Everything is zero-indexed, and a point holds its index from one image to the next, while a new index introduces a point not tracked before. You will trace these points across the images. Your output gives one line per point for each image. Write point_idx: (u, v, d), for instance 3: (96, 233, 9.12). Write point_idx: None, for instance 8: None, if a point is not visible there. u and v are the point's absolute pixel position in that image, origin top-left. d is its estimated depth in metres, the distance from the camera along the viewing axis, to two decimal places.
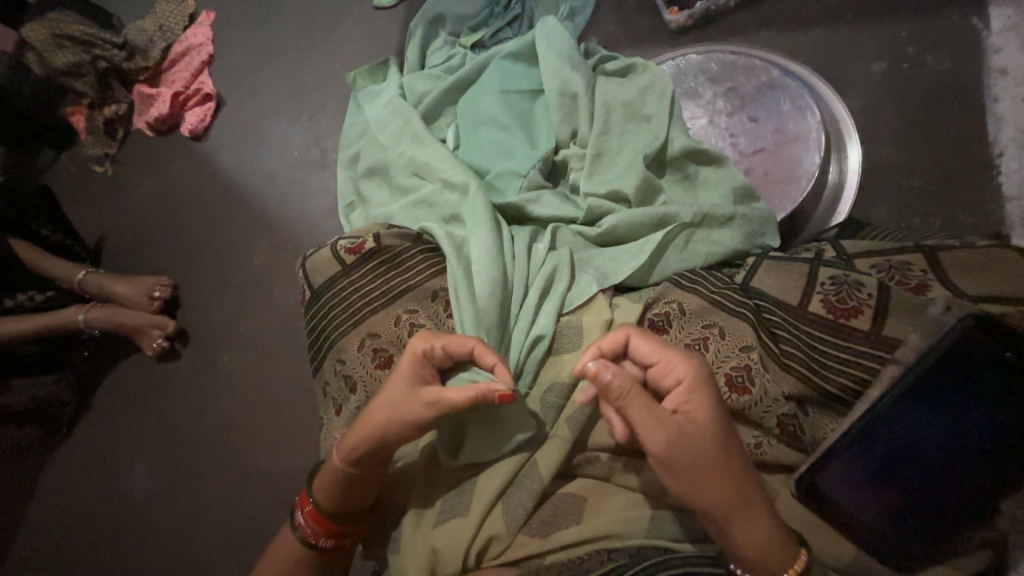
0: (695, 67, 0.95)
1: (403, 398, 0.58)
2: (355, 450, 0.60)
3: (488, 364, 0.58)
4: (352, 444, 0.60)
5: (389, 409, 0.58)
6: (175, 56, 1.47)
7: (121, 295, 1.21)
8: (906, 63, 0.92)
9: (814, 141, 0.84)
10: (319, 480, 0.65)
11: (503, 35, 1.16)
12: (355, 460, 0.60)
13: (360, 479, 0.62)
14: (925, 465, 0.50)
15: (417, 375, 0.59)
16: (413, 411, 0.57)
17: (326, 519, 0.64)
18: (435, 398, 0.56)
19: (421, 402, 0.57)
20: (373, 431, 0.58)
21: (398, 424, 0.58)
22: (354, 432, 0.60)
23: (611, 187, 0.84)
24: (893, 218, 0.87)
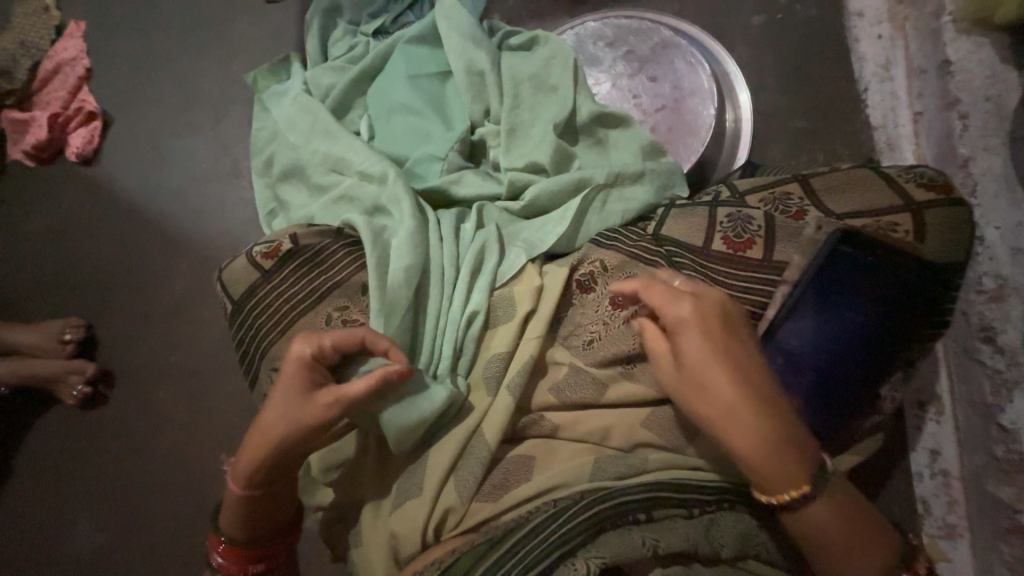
0: (593, 34, 0.98)
1: (296, 406, 0.58)
2: (254, 471, 0.59)
3: (381, 349, 0.60)
4: (248, 466, 0.59)
5: (281, 417, 0.58)
6: (45, 74, 1.32)
7: (26, 344, 1.11)
8: (780, 14, 0.99)
9: (708, 94, 0.90)
10: (224, 511, 0.63)
11: (404, 19, 1.13)
12: (255, 481, 0.60)
13: (266, 499, 0.62)
14: (823, 361, 0.57)
15: (307, 381, 0.59)
16: (310, 417, 0.58)
17: (241, 546, 0.64)
18: (335, 397, 0.57)
19: (319, 404, 0.58)
20: (270, 445, 0.58)
21: (296, 434, 0.58)
22: (250, 452, 0.59)
23: (528, 159, 0.86)
24: (786, 157, 0.95)
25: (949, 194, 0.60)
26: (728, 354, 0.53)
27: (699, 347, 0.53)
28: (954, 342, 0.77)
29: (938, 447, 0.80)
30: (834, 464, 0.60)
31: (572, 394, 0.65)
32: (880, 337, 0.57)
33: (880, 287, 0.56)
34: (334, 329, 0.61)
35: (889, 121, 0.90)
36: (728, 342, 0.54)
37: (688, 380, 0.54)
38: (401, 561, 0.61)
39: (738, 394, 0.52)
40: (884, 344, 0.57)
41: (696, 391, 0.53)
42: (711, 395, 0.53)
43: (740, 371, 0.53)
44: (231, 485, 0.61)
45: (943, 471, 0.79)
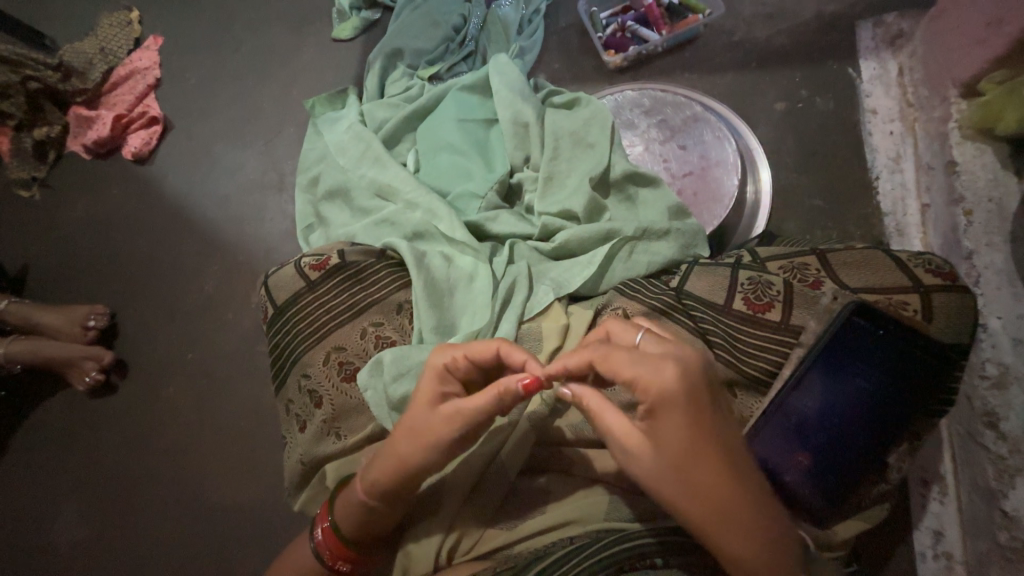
0: (630, 101, 1.08)
1: (422, 418, 0.55)
2: (380, 481, 0.57)
3: (517, 361, 0.55)
4: (374, 479, 0.57)
5: (406, 428, 0.55)
6: (118, 79, 1.44)
7: (50, 326, 1.13)
8: (800, 103, 1.09)
9: (732, 166, 0.98)
10: (340, 497, 0.63)
11: (458, 69, 1.24)
12: (380, 490, 0.57)
13: (383, 510, 0.59)
14: (830, 426, 0.60)
15: (438, 393, 0.56)
16: (434, 433, 0.54)
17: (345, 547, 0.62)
18: (454, 409, 0.53)
19: (441, 417, 0.54)
20: (394, 459, 0.56)
21: (421, 450, 0.54)
22: (381, 464, 0.57)
23: (562, 207, 0.93)
24: (800, 232, 1.02)
25: (955, 281, 0.65)
26: (696, 434, 0.46)
27: (671, 422, 0.46)
28: (957, 423, 0.80)
29: (941, 527, 0.81)
30: (841, 528, 0.62)
31: (589, 432, 0.67)
32: (886, 407, 0.60)
33: (885, 360, 0.60)
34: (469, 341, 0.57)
35: (899, 209, 0.97)
36: (702, 413, 0.47)
37: (643, 457, 0.49)
38: None
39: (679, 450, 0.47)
40: (890, 414, 0.60)
41: (647, 466, 0.49)
42: (660, 470, 0.48)
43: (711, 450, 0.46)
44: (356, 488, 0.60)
45: (946, 552, 0.80)
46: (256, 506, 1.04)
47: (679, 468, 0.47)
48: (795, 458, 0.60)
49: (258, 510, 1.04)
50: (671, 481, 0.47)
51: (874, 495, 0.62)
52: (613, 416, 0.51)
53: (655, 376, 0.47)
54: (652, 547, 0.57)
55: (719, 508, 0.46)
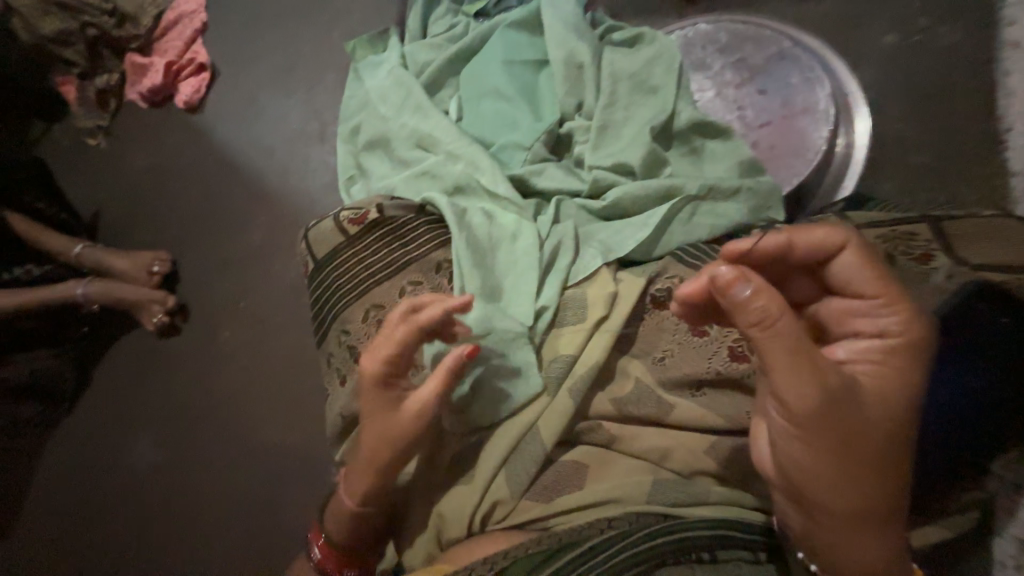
0: (703, 37, 0.93)
1: (385, 421, 0.60)
2: (363, 484, 0.62)
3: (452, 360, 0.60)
4: (358, 485, 0.62)
5: (376, 434, 0.60)
6: (167, 26, 1.42)
7: (119, 271, 1.16)
8: (917, 36, 0.93)
9: (823, 114, 0.84)
10: (327, 512, 0.68)
11: (507, 2, 1.12)
12: (365, 493, 0.62)
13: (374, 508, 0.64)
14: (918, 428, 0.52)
15: (390, 398, 0.60)
16: (404, 430, 0.60)
17: (340, 548, 0.67)
18: (415, 402, 0.59)
19: (405, 416, 0.60)
20: (375, 465, 0.61)
21: (397, 447, 0.60)
22: (358, 470, 0.62)
23: (616, 159, 0.84)
24: (899, 195, 0.88)
25: None
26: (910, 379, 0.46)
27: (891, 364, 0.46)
28: None
29: None
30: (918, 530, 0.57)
31: (633, 408, 0.63)
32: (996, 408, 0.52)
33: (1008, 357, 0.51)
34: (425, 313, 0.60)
35: None
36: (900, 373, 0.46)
37: (867, 401, 0.45)
38: (442, 544, 0.62)
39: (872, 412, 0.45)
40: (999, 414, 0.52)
41: (849, 419, 0.44)
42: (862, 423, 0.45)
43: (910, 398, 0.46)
44: (343, 500, 0.64)
45: None
46: (304, 449, 1.08)
47: (890, 425, 0.45)
48: None
49: (306, 455, 1.07)
50: (879, 435, 0.45)
51: (959, 495, 0.56)
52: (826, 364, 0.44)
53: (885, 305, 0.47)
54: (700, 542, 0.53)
55: (896, 464, 0.46)
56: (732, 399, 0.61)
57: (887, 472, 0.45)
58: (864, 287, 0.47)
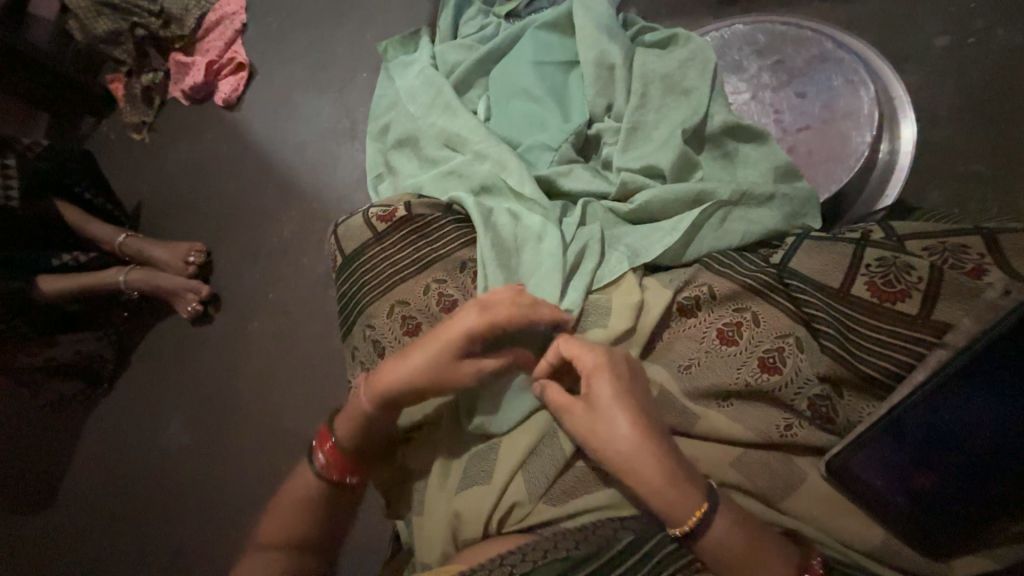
0: (740, 38, 0.91)
1: (446, 365, 0.61)
2: (391, 396, 0.63)
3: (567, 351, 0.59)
4: (382, 395, 0.63)
5: (430, 368, 0.61)
6: (210, 27, 1.47)
7: (158, 259, 1.21)
8: (973, 38, 0.89)
9: (866, 119, 0.80)
10: (342, 412, 0.68)
11: (538, 5, 1.13)
12: (386, 403, 0.64)
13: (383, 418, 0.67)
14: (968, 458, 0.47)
15: (464, 351, 0.61)
16: (454, 381, 0.62)
17: (346, 455, 0.68)
18: (477, 367, 0.62)
19: (463, 372, 0.62)
20: (410, 383, 0.62)
21: (438, 387, 0.63)
22: (393, 377, 0.62)
23: (645, 162, 0.82)
24: (945, 204, 0.85)
25: None
26: (621, 388, 0.56)
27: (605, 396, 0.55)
28: None
29: None
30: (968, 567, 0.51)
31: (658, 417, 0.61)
32: None
33: None
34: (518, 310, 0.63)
35: None
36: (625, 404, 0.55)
37: (592, 425, 0.55)
38: (459, 542, 0.62)
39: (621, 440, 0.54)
40: None
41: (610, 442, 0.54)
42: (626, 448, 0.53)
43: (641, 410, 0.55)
44: (361, 399, 0.65)
45: None
46: None
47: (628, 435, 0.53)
48: (910, 481, 0.51)
49: None
50: (620, 439, 0.53)
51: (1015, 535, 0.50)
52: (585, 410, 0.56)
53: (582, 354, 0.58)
54: (724, 559, 0.51)
55: (635, 445, 0.53)
56: (762, 411, 0.59)
57: (629, 464, 0.53)
58: (571, 340, 0.59)
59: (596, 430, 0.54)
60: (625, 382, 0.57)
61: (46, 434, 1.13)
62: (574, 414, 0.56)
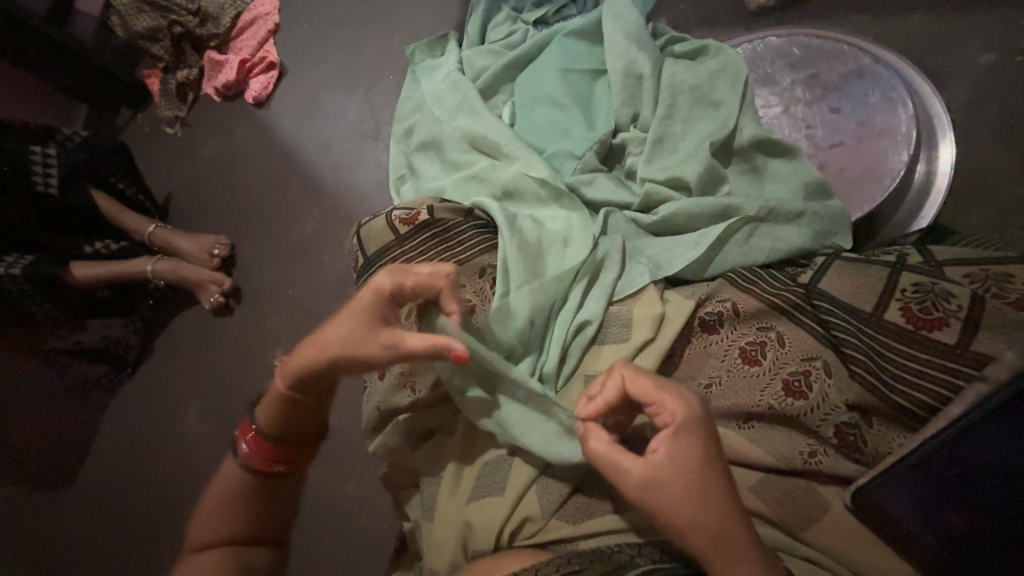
0: (773, 50, 0.89)
1: (359, 334, 0.57)
2: (303, 372, 0.59)
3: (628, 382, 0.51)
4: (298, 369, 0.59)
5: (342, 337, 0.57)
6: (243, 25, 1.51)
7: (184, 251, 1.24)
8: (1019, 56, 0.86)
9: (903, 136, 0.78)
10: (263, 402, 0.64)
11: (567, 12, 1.13)
12: (299, 381, 0.60)
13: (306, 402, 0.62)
14: (1009, 490, 0.44)
15: (378, 316, 0.58)
16: (365, 351, 0.57)
17: (268, 444, 0.63)
18: (393, 340, 0.56)
19: (375, 343, 0.56)
20: (322, 356, 0.58)
21: (350, 362, 0.57)
22: (303, 351, 0.59)
23: (671, 174, 0.81)
24: (985, 228, 0.82)
25: None
26: (705, 453, 0.46)
27: (684, 452, 0.46)
28: None
29: None
30: None
31: None
32: None
33: None
34: (419, 268, 0.60)
35: None
36: (702, 468, 0.46)
37: (665, 492, 0.45)
38: (469, 554, 0.61)
39: (687, 510, 0.45)
40: None
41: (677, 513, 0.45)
42: (693, 520, 0.45)
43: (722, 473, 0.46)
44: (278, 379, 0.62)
45: None
46: None
47: (705, 502, 0.45)
48: (942, 517, 0.49)
49: None
50: (697, 510, 0.45)
51: None
52: (652, 469, 0.46)
53: (660, 399, 0.49)
54: None
55: (717, 520, 0.45)
56: (784, 436, 0.57)
57: (712, 543, 0.44)
58: (643, 381, 0.50)
59: (679, 501, 0.45)
60: (709, 445, 0.47)
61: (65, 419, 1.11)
62: (648, 474, 0.46)
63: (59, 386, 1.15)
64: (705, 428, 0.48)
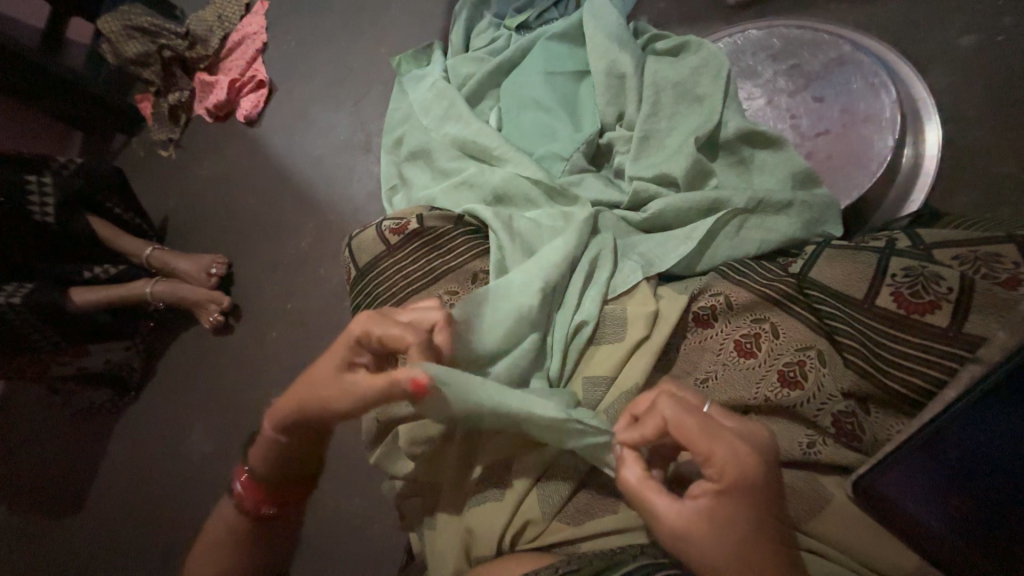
0: (754, 43, 0.90)
1: (327, 377, 0.57)
2: (283, 417, 0.60)
3: (670, 425, 0.47)
4: (280, 415, 0.61)
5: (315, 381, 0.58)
6: (232, 46, 1.53)
7: (182, 271, 1.24)
8: (1000, 36, 0.86)
9: (888, 121, 0.78)
10: (259, 450, 0.65)
11: (549, 15, 1.13)
12: (282, 426, 0.61)
13: (293, 445, 0.63)
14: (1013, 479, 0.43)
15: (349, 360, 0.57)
16: (328, 392, 0.56)
17: (262, 487, 0.65)
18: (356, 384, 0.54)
19: (337, 384, 0.56)
20: (297, 400, 0.58)
21: (315, 408, 0.57)
22: (284, 404, 0.60)
23: (658, 170, 0.81)
24: (976, 209, 0.81)
25: None
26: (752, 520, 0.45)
27: (730, 509, 0.45)
28: None
29: None
30: None
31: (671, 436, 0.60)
32: None
33: None
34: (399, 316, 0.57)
35: None
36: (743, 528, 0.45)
37: (700, 539, 0.45)
38: (472, 559, 0.62)
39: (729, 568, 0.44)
40: None
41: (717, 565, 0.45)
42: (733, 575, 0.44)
43: (760, 519, 0.45)
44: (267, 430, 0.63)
45: None
46: None
47: (746, 554, 0.44)
48: (945, 501, 0.48)
49: None
50: (732, 562, 0.44)
51: None
52: (694, 525, 0.45)
53: (706, 448, 0.46)
54: None
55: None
56: (783, 428, 0.57)
57: None
58: (688, 424, 0.46)
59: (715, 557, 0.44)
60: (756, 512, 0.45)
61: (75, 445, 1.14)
62: (684, 522, 0.46)
63: (65, 411, 1.18)
64: (755, 481, 0.45)
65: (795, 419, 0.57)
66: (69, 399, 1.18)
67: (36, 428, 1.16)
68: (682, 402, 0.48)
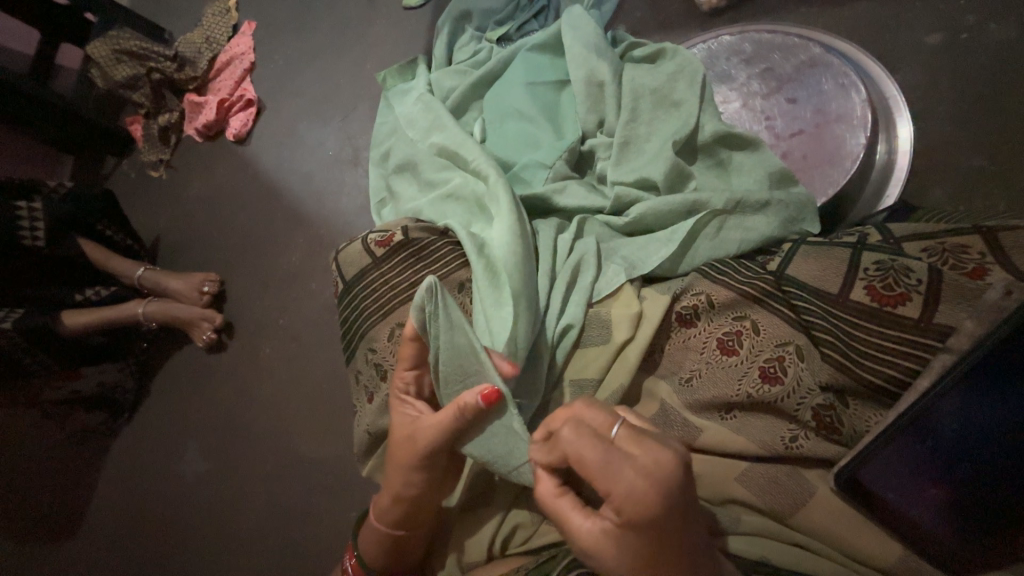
0: (727, 48, 0.92)
1: (402, 439, 0.59)
2: (387, 509, 0.61)
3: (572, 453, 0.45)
4: (387, 515, 0.61)
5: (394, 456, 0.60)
6: (220, 67, 1.55)
7: (175, 291, 1.23)
8: (965, 33, 0.88)
9: (860, 121, 0.80)
10: (364, 542, 0.66)
11: (529, 28, 1.16)
12: (392, 519, 0.61)
13: (411, 535, 0.62)
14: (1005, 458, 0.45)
15: (407, 417, 0.60)
16: (407, 448, 0.58)
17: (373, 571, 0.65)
18: (425, 425, 0.56)
19: (411, 439, 0.58)
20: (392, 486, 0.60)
21: (408, 475, 0.58)
22: (383, 500, 0.62)
23: (639, 174, 0.82)
24: (949, 202, 0.83)
25: None
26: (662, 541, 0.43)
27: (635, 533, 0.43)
28: None
29: None
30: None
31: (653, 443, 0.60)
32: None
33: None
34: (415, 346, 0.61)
35: None
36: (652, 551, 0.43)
37: (605, 559, 0.45)
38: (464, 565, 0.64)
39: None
40: None
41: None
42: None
43: (677, 542, 0.43)
44: (378, 534, 0.63)
45: None
46: (337, 461, 1.09)
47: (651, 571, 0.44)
48: (925, 491, 0.49)
49: (336, 467, 1.08)
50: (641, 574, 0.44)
51: None
52: (599, 545, 0.45)
53: (606, 475, 0.43)
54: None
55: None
56: (766, 422, 0.58)
57: None
58: (586, 452, 0.44)
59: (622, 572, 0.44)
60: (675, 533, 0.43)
61: (74, 467, 1.17)
62: (596, 541, 0.45)
63: (61, 434, 1.18)
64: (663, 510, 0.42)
65: (776, 414, 0.58)
66: (63, 424, 1.17)
67: (28, 453, 1.17)
68: (585, 430, 0.46)
